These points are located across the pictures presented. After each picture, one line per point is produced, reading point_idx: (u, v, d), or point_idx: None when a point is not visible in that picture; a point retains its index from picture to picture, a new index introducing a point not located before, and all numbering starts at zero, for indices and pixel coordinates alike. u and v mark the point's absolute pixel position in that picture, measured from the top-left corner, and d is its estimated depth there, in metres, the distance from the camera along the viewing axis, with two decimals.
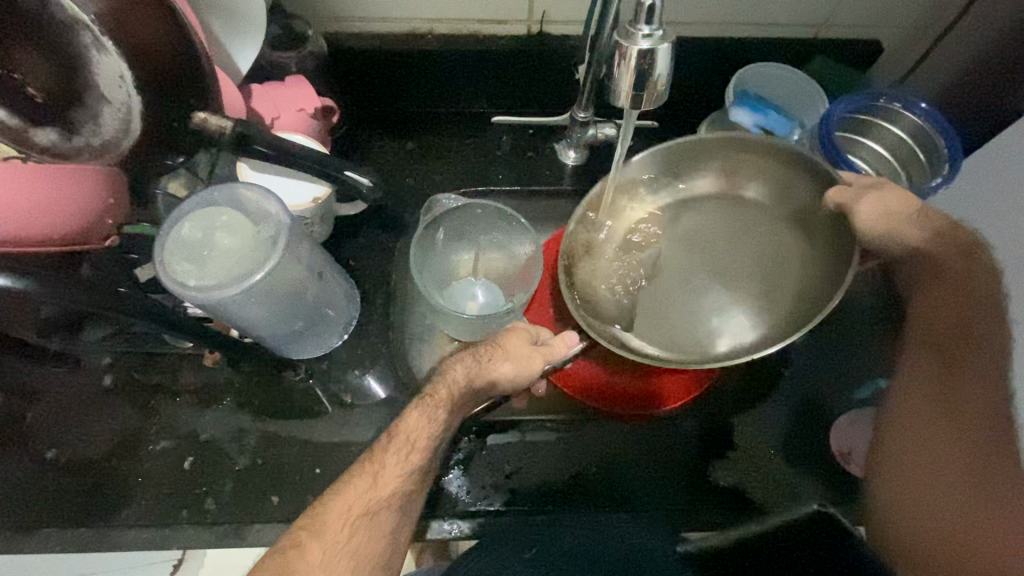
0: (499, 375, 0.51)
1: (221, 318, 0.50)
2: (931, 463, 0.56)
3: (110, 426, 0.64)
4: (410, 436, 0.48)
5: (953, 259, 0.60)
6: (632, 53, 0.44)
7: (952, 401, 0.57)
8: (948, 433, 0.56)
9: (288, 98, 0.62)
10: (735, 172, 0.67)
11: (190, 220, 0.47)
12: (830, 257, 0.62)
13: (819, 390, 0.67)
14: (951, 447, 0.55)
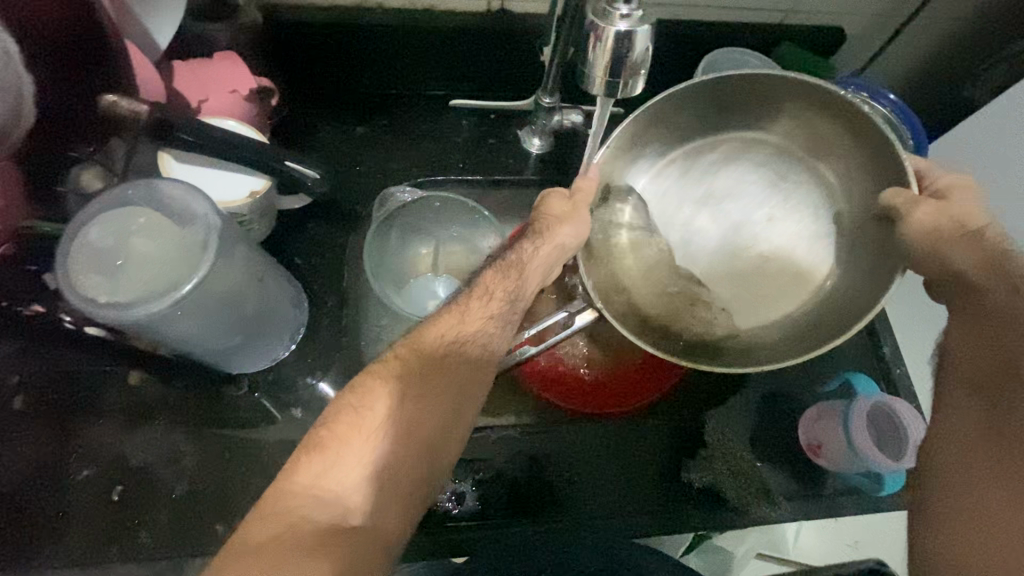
0: (564, 241, 0.47)
1: (145, 335, 0.43)
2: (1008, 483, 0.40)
3: (21, 454, 0.56)
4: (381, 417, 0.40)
5: (999, 292, 0.46)
6: (609, 34, 0.40)
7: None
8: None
9: (217, 78, 0.55)
10: (817, 132, 0.55)
11: (99, 223, 0.40)
12: (873, 255, 0.53)
13: (784, 380, 0.67)
14: None
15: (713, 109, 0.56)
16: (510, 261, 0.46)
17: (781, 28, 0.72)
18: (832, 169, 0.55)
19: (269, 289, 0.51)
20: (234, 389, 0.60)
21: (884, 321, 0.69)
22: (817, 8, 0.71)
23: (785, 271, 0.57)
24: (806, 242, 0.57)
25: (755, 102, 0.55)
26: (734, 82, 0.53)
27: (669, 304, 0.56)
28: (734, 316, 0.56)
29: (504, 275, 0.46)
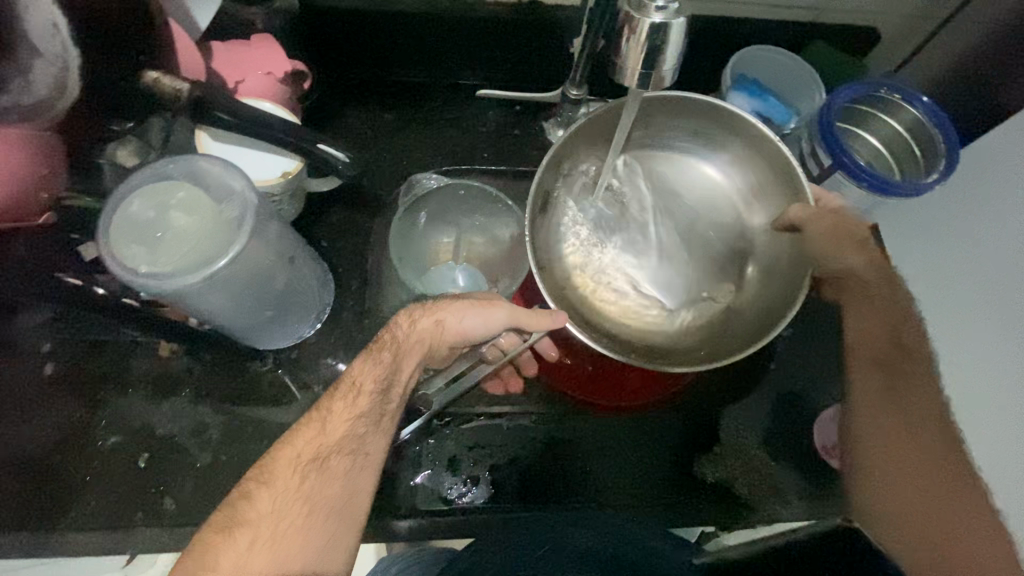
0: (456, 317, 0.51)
1: (178, 306, 0.45)
2: (901, 465, 0.55)
3: (52, 419, 0.58)
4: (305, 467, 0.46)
5: (881, 284, 0.61)
6: (643, 25, 0.40)
7: (909, 407, 0.56)
8: (906, 436, 0.55)
9: (253, 59, 0.56)
10: (750, 171, 0.62)
11: (141, 195, 0.41)
12: (783, 269, 0.60)
13: (801, 381, 0.67)
14: (914, 451, 0.55)
15: (674, 125, 0.62)
16: (384, 341, 0.50)
17: (813, 25, 0.71)
18: (753, 200, 0.62)
19: (297, 269, 0.52)
20: (258, 365, 0.61)
21: None
22: (852, 7, 0.70)
23: (708, 281, 0.62)
24: (727, 259, 0.62)
25: (702, 131, 0.62)
26: (689, 108, 0.59)
27: (599, 300, 0.60)
28: (666, 312, 0.60)
29: (374, 361, 0.49)
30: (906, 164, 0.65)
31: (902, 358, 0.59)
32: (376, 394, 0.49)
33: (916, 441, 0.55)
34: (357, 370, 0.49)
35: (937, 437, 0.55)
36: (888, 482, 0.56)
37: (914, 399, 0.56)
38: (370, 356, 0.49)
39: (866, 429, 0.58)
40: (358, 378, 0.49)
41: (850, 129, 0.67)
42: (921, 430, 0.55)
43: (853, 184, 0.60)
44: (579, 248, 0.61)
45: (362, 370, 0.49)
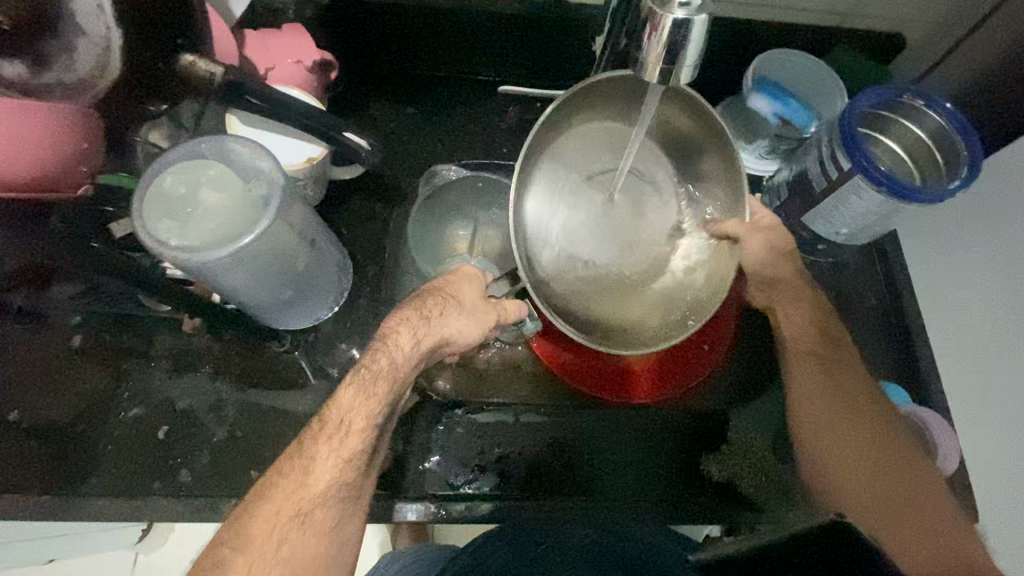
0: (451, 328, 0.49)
1: (204, 281, 0.46)
2: (841, 431, 0.58)
3: (77, 388, 0.60)
4: (314, 467, 0.46)
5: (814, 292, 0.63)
6: (665, 21, 0.41)
7: (837, 380, 0.60)
8: (839, 404, 0.59)
9: (284, 48, 0.58)
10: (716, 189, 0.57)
11: (174, 172, 0.43)
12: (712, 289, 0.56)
13: None
14: (849, 415, 0.58)
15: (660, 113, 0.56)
16: (377, 349, 0.47)
17: (837, 31, 0.71)
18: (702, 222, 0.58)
19: (319, 252, 0.54)
20: (276, 346, 0.62)
21: (922, 334, 0.68)
22: (878, 12, 0.69)
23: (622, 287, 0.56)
24: (645, 276, 0.57)
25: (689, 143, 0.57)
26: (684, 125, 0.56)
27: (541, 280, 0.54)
28: (593, 310, 0.55)
29: (363, 395, 0.47)
30: (927, 170, 0.65)
31: (825, 341, 0.62)
32: (366, 430, 0.47)
33: (849, 407, 0.59)
34: (345, 406, 0.47)
35: (866, 402, 0.59)
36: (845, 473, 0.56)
37: (841, 371, 0.61)
38: (358, 387, 0.47)
39: (804, 404, 0.61)
40: (348, 414, 0.46)
41: (872, 134, 0.66)
42: (857, 411, 0.58)
43: (872, 190, 0.60)
44: (535, 220, 0.54)
45: (353, 405, 0.46)
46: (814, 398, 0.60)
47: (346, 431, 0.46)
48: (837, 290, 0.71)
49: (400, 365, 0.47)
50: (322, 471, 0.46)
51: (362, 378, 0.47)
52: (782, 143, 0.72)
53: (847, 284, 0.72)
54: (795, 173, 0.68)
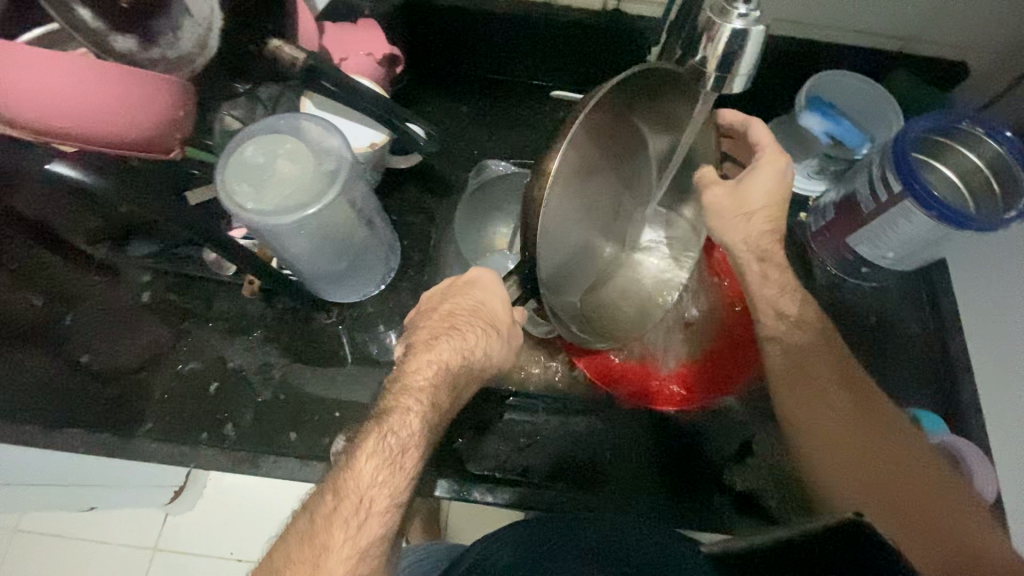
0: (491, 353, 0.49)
1: (270, 246, 0.50)
2: (834, 421, 0.56)
3: (141, 339, 0.66)
4: (364, 495, 0.43)
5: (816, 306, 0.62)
6: (724, 30, 0.42)
7: (824, 372, 0.57)
8: (827, 394, 0.57)
9: (358, 40, 0.62)
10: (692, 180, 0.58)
11: (254, 143, 0.47)
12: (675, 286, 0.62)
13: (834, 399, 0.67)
14: (842, 404, 0.56)
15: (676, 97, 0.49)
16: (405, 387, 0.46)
17: (897, 56, 0.71)
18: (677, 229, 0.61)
19: (374, 230, 0.58)
20: (323, 318, 0.66)
21: (966, 368, 0.67)
22: (942, 39, 0.69)
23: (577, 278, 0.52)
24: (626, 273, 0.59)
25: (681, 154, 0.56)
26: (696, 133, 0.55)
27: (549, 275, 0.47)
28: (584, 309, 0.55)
29: (392, 472, 0.44)
30: (982, 199, 0.64)
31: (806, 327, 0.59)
32: (389, 511, 0.44)
33: (839, 396, 0.56)
34: (367, 483, 0.43)
35: (854, 389, 0.56)
36: (837, 466, 0.55)
37: (823, 360, 0.58)
38: (386, 459, 0.44)
39: (793, 397, 0.58)
40: (370, 490, 0.43)
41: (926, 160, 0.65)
42: (846, 398, 0.56)
43: (922, 213, 0.59)
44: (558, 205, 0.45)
45: (376, 481, 0.43)
46: (801, 390, 0.58)
47: (371, 490, 0.43)
48: (877, 315, 0.70)
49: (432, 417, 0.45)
50: (376, 497, 0.44)
51: (385, 449, 0.44)
52: (832, 164, 0.72)
53: (890, 311, 0.71)
54: (842, 194, 0.68)
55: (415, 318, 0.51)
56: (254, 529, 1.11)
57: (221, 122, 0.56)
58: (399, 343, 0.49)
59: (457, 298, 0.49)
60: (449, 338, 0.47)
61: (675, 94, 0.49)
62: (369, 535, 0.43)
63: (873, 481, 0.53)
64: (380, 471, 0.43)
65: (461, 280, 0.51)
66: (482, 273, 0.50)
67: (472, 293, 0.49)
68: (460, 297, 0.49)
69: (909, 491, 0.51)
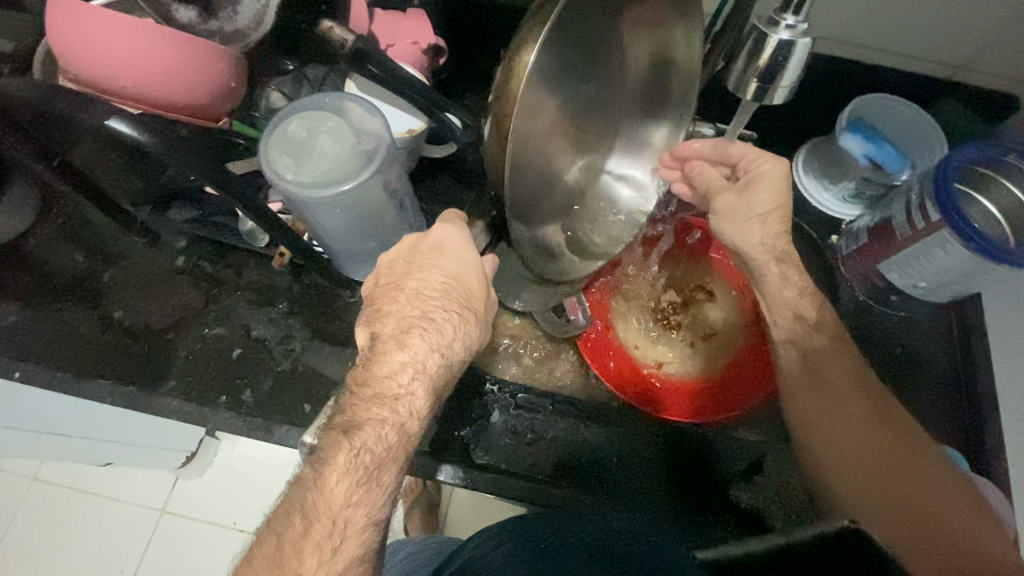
0: (470, 340, 0.50)
1: (305, 219, 0.52)
2: (836, 422, 0.56)
3: (173, 301, 0.68)
4: (338, 516, 0.44)
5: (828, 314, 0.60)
6: (771, 41, 0.42)
7: (826, 371, 0.57)
8: (829, 395, 0.57)
9: (406, 29, 0.63)
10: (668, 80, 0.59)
11: (298, 118, 0.48)
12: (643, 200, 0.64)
13: None
14: (843, 404, 0.56)
15: None
16: (382, 398, 0.45)
17: (947, 84, 0.69)
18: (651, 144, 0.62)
19: (405, 214, 0.59)
20: (347, 296, 0.68)
21: (992, 407, 0.65)
22: (997, 71, 0.67)
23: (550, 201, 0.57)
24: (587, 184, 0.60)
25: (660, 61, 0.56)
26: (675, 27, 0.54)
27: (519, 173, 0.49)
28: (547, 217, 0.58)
29: (368, 490, 0.44)
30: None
31: (812, 325, 0.59)
32: (368, 529, 0.45)
33: (840, 396, 0.56)
34: (344, 503, 0.44)
35: (858, 389, 0.56)
36: (837, 461, 0.55)
37: (828, 359, 0.58)
38: (359, 478, 0.44)
39: (796, 397, 0.59)
40: (344, 510, 0.44)
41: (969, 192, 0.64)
42: (847, 397, 0.56)
43: (960, 244, 0.58)
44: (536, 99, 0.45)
45: (350, 501, 0.44)
46: (813, 381, 0.58)
47: (345, 510, 0.44)
48: (902, 346, 0.69)
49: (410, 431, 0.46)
50: (350, 518, 0.44)
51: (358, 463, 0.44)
52: (868, 187, 0.71)
53: (916, 340, 0.69)
54: (878, 220, 0.67)
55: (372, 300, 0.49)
56: (259, 502, 1.14)
57: (266, 101, 0.58)
58: (363, 330, 0.48)
59: (426, 274, 0.49)
60: (425, 332, 0.47)
61: None
62: (351, 545, 0.44)
63: (871, 483, 0.53)
64: (354, 490, 0.44)
65: (426, 244, 0.51)
66: (450, 237, 0.51)
67: (437, 264, 0.50)
68: (428, 270, 0.49)
69: (907, 495, 0.51)
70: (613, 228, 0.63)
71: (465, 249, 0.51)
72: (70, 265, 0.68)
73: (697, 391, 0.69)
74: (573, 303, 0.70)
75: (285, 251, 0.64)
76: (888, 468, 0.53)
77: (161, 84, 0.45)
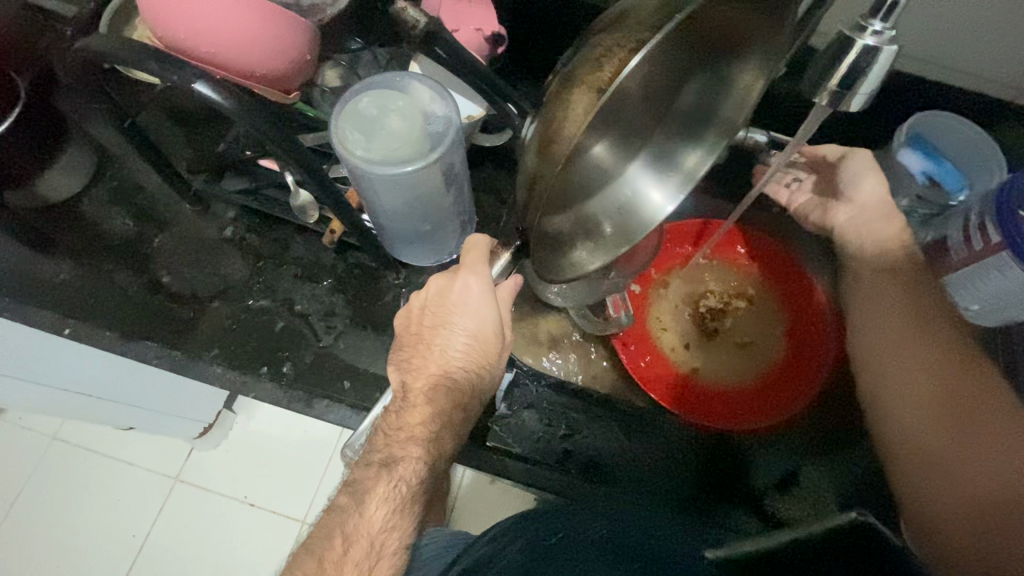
0: (483, 391, 0.53)
1: (366, 195, 0.53)
2: (906, 354, 0.60)
3: (219, 269, 0.68)
4: (374, 542, 0.46)
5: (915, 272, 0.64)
6: (853, 47, 0.42)
7: (906, 302, 0.62)
8: (908, 327, 0.61)
9: (470, 16, 0.63)
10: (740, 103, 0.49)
11: (369, 95, 0.48)
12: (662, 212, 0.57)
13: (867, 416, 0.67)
14: (918, 337, 0.60)
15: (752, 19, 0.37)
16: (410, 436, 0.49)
17: (1011, 106, 0.68)
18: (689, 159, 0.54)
19: (460, 200, 0.59)
20: (391, 278, 0.68)
21: None
22: None
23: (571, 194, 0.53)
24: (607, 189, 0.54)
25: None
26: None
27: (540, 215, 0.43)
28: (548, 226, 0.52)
29: (402, 516, 0.48)
30: None
31: (894, 270, 0.65)
32: (399, 554, 0.47)
33: (918, 330, 0.60)
34: (383, 527, 0.47)
35: (945, 329, 0.60)
36: (907, 413, 0.57)
37: (908, 296, 0.63)
38: (395, 503, 0.48)
39: (872, 331, 0.64)
40: (380, 535, 0.47)
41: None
42: (927, 333, 0.60)
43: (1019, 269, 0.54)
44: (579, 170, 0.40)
45: (391, 526, 0.48)
46: (881, 346, 0.62)
47: (380, 535, 0.47)
48: None
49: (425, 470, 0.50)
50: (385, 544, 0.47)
51: (401, 475, 0.48)
52: (922, 206, 0.69)
53: None
54: (934, 238, 0.65)
55: (407, 350, 0.54)
56: (273, 477, 1.15)
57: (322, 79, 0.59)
58: (395, 379, 0.53)
59: (449, 334, 0.52)
60: (447, 391, 0.51)
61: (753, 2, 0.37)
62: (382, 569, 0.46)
63: (938, 407, 0.55)
64: (389, 515, 0.48)
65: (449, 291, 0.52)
66: (470, 290, 0.51)
67: (455, 324, 0.51)
68: (449, 331, 0.52)
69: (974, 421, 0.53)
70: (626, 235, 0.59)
71: (482, 306, 0.51)
72: (121, 228, 0.69)
73: (736, 399, 0.69)
74: (616, 300, 0.70)
75: (336, 228, 0.65)
76: (966, 424, 0.53)
77: (241, 44, 0.45)
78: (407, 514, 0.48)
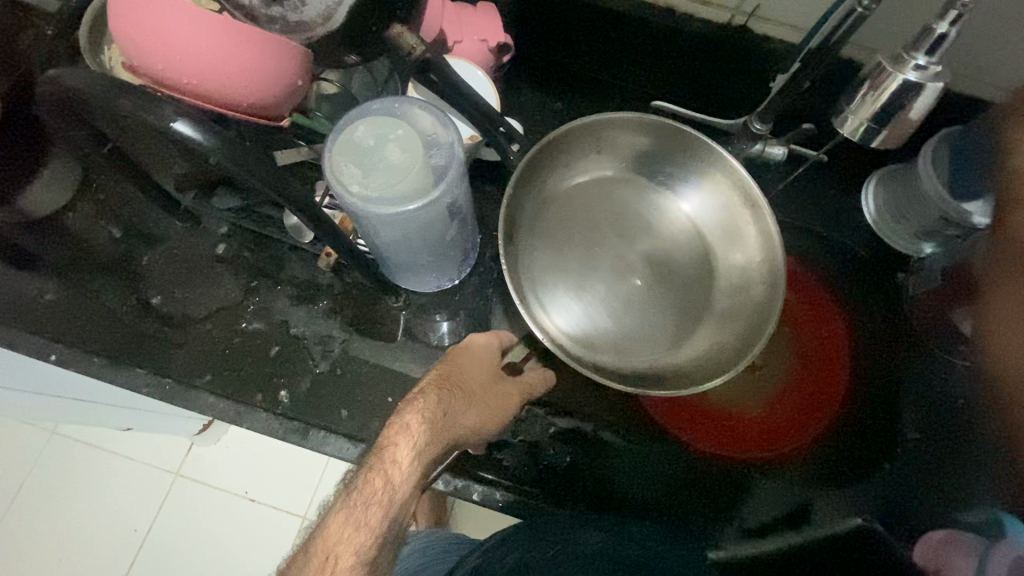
0: (463, 425, 0.50)
1: (360, 226, 0.49)
2: None
3: (210, 291, 0.66)
4: (330, 553, 0.42)
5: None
6: (894, 80, 0.40)
7: None
8: None
9: (475, 24, 0.59)
10: (704, 169, 0.60)
11: (365, 124, 0.45)
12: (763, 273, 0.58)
13: (872, 437, 0.65)
14: None
15: (584, 143, 0.61)
16: (377, 464, 0.45)
17: None
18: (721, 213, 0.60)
19: (463, 226, 0.57)
20: (391, 301, 0.65)
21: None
22: None
23: (665, 317, 0.60)
24: (685, 287, 0.61)
25: (657, 160, 0.62)
26: (664, 141, 0.60)
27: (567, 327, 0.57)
28: (643, 349, 0.59)
29: (356, 528, 0.42)
30: None
31: None
32: (355, 569, 0.42)
33: None
34: (335, 537, 0.42)
35: None
36: None
37: None
38: (350, 516, 0.43)
39: None
40: (337, 546, 0.42)
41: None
42: None
43: None
44: (552, 262, 0.60)
45: (342, 537, 0.42)
46: None
47: (338, 546, 0.42)
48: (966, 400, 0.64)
49: (398, 481, 0.44)
50: (341, 555, 0.42)
51: (369, 486, 0.44)
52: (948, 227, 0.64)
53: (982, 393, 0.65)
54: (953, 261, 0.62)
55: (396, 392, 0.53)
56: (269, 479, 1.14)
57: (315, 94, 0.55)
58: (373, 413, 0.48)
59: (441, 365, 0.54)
60: (413, 402, 0.48)
61: (590, 135, 0.60)
62: None
63: None
64: (346, 524, 0.43)
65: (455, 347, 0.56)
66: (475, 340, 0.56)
67: (453, 360, 0.54)
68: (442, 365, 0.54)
69: None
70: (744, 318, 0.57)
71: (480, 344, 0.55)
72: (109, 244, 0.66)
73: (755, 433, 0.67)
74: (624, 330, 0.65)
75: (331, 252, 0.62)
76: None
77: (224, 74, 0.42)
78: (369, 532, 0.42)
